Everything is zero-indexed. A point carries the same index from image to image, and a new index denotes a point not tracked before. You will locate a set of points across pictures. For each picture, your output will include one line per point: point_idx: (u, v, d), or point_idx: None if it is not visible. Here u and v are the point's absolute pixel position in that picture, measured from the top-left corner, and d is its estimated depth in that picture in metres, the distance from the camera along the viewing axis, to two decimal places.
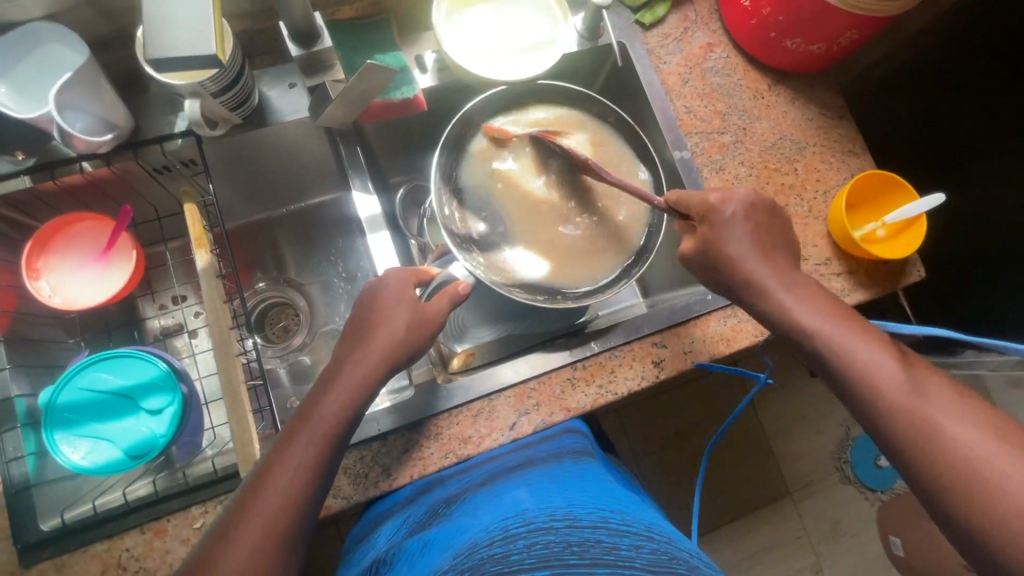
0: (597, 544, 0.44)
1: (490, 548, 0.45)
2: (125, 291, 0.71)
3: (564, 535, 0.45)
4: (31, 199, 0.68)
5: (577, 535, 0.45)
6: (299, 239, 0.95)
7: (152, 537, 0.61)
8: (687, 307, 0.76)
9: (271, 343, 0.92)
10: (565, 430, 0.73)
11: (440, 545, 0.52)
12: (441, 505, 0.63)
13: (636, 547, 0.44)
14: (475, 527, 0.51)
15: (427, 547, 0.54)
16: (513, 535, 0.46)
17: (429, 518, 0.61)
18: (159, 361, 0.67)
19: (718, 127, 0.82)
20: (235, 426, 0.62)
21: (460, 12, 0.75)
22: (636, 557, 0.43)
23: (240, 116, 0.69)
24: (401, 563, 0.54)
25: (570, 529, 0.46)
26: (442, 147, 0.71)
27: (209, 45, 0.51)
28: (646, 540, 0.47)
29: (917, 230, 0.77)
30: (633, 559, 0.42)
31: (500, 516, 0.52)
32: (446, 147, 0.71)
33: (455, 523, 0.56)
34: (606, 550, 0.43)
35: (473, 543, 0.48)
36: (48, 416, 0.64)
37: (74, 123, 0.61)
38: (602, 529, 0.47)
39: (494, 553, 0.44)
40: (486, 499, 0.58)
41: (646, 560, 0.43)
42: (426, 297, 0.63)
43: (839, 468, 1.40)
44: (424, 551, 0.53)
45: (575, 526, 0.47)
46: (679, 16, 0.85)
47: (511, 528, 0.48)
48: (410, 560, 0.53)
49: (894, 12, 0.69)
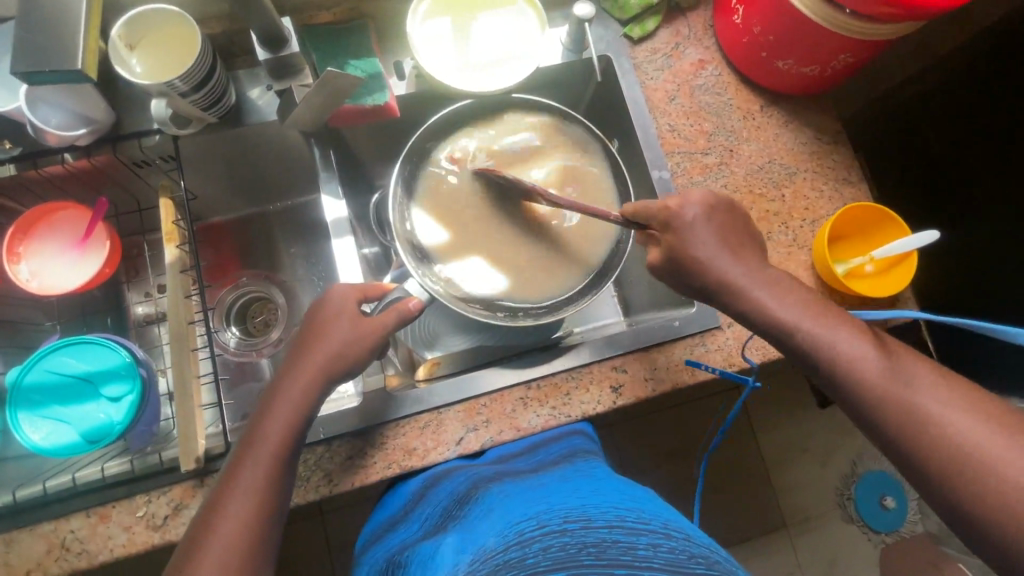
0: (614, 546, 0.42)
1: (504, 555, 0.43)
2: (98, 279, 0.73)
3: (580, 537, 0.43)
4: (16, 186, 0.71)
5: (594, 536, 0.43)
6: (286, 232, 0.93)
7: (96, 521, 0.63)
8: (652, 332, 0.73)
9: (250, 336, 0.90)
10: (572, 433, 0.70)
11: (451, 549, 0.50)
12: (455, 505, 0.59)
13: (654, 546, 0.42)
14: (488, 530, 0.49)
15: (439, 548, 0.52)
16: (527, 539, 0.45)
17: (443, 520, 0.58)
18: (122, 350, 0.69)
19: (702, 147, 0.79)
20: (184, 420, 0.64)
21: (437, 21, 0.76)
22: (654, 557, 0.41)
23: (215, 116, 0.70)
24: (413, 564, 0.53)
25: (586, 531, 0.44)
26: (403, 157, 0.73)
27: (74, 60, 0.54)
28: (663, 538, 0.44)
29: (907, 267, 0.73)
30: (651, 559, 0.40)
31: (511, 519, 0.49)
32: (406, 158, 0.72)
33: (467, 524, 0.53)
34: (624, 550, 0.41)
35: (488, 549, 0.46)
36: (14, 396, 0.67)
37: (47, 118, 0.66)
38: (618, 528, 0.44)
39: (510, 558, 0.42)
40: (499, 496, 0.55)
41: (664, 560, 0.40)
42: (375, 312, 0.63)
43: (841, 505, 1.31)
44: (438, 549, 0.52)
45: (591, 526, 0.44)
46: (672, 31, 0.82)
47: (525, 532, 0.46)
48: (422, 560, 0.52)
49: (891, 35, 0.66)
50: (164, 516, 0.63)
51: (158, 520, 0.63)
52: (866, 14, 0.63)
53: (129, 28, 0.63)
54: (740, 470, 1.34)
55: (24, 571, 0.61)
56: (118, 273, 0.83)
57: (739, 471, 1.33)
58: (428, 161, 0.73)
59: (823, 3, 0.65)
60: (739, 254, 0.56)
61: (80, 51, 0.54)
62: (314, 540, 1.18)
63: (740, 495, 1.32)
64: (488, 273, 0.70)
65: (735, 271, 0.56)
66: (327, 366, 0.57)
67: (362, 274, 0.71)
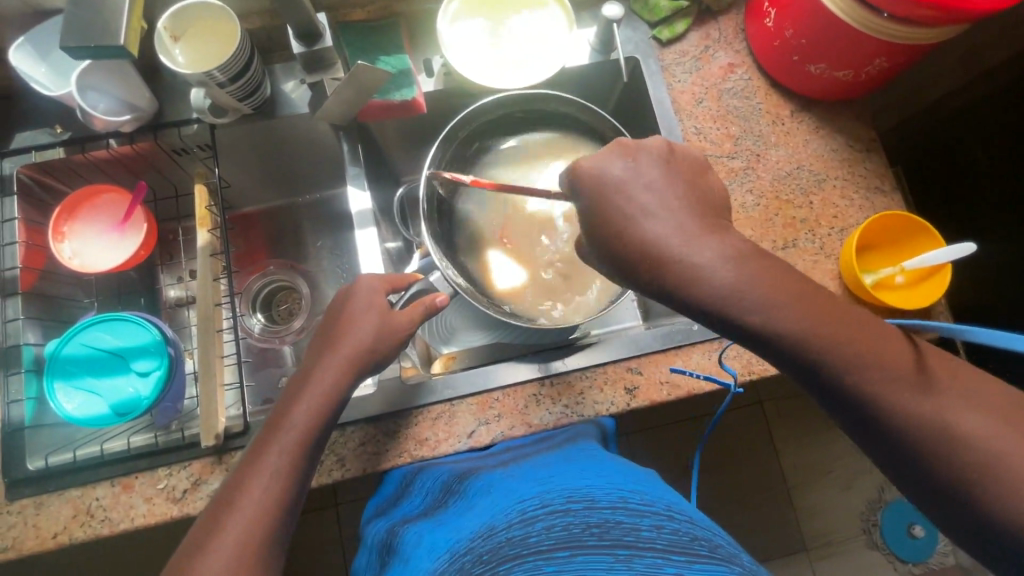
0: (617, 526, 0.42)
1: (506, 532, 0.44)
2: (135, 260, 0.76)
3: (583, 517, 0.43)
4: (65, 168, 0.76)
5: (597, 516, 0.43)
6: (315, 224, 0.95)
7: (120, 491, 0.65)
8: (669, 335, 0.72)
9: (275, 323, 0.93)
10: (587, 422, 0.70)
11: (452, 525, 0.51)
12: (453, 480, 0.61)
13: (658, 528, 0.43)
14: (489, 508, 0.49)
15: (441, 523, 0.52)
16: (530, 517, 0.45)
17: (442, 495, 0.59)
18: (152, 328, 0.72)
19: (728, 151, 0.78)
20: (205, 399, 0.66)
21: (466, 19, 0.77)
22: (657, 538, 0.41)
23: (249, 107, 0.73)
24: (411, 537, 0.53)
25: (589, 511, 0.44)
26: (442, 136, 0.72)
27: (116, 38, 0.57)
28: (666, 520, 0.44)
29: (940, 279, 0.70)
30: (653, 541, 0.41)
31: (514, 498, 0.49)
32: (445, 138, 0.72)
33: (466, 501, 0.54)
34: (627, 531, 0.42)
35: (489, 527, 0.46)
36: (50, 366, 0.70)
37: (95, 104, 0.70)
38: (622, 509, 0.45)
39: (513, 536, 0.43)
40: (503, 476, 0.56)
41: (667, 542, 0.41)
42: (397, 306, 0.67)
43: (867, 531, 1.26)
44: (440, 524, 0.52)
45: (594, 507, 0.45)
46: (701, 34, 0.82)
47: (527, 510, 0.46)
48: (421, 535, 0.52)
49: (930, 40, 0.64)
50: (183, 490, 0.66)
51: (177, 493, 0.65)
52: (906, 18, 0.61)
53: (174, 21, 0.66)
54: (761, 488, 1.29)
55: (51, 534, 0.64)
56: (154, 257, 0.86)
57: (758, 488, 1.29)
58: (466, 141, 0.75)
59: (859, 7, 0.64)
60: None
61: (122, 30, 0.57)
62: (328, 530, 1.20)
63: (759, 513, 1.28)
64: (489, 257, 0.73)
65: None
66: (343, 350, 0.58)
67: (381, 263, 0.73)
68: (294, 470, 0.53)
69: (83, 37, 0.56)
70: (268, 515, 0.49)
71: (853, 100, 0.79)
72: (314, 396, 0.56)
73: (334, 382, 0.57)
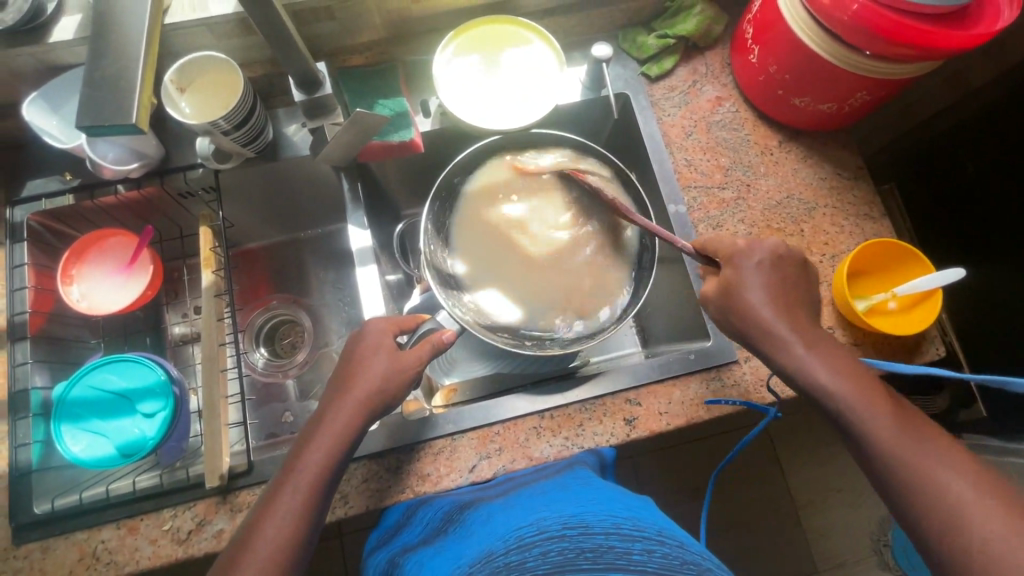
0: (611, 550, 0.42)
1: (505, 557, 0.44)
2: (141, 300, 0.78)
3: (577, 542, 0.43)
4: (74, 214, 0.78)
5: (591, 541, 0.44)
6: (320, 258, 0.97)
7: (125, 533, 0.66)
8: (666, 365, 0.73)
9: (278, 358, 0.94)
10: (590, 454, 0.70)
11: (450, 554, 0.51)
12: (455, 509, 0.61)
13: (649, 552, 0.43)
14: (490, 534, 0.49)
15: (441, 552, 0.52)
16: (527, 542, 0.45)
17: (442, 524, 0.59)
18: (158, 368, 0.73)
19: (719, 182, 0.80)
20: (209, 438, 0.67)
21: (460, 60, 0.79)
22: (649, 561, 0.41)
23: (253, 151, 0.76)
24: (412, 565, 0.53)
25: (583, 536, 0.44)
26: (432, 195, 0.76)
27: (129, 115, 0.51)
28: (658, 544, 0.45)
29: (931, 305, 0.71)
30: (644, 563, 0.41)
31: (512, 525, 0.50)
32: (436, 195, 0.76)
33: (466, 529, 0.55)
34: (619, 554, 0.41)
35: (488, 552, 0.46)
36: (59, 409, 0.71)
37: (105, 154, 0.73)
38: (615, 534, 0.45)
39: (511, 560, 0.43)
40: (501, 506, 0.56)
41: (658, 564, 0.41)
42: (408, 344, 0.68)
43: (876, 552, 1.24)
44: (440, 551, 0.52)
45: (589, 532, 0.45)
46: (689, 69, 0.85)
47: (524, 537, 0.46)
48: (422, 564, 0.52)
49: (908, 74, 0.66)
50: (187, 531, 0.66)
51: (182, 534, 0.66)
52: (885, 55, 0.64)
53: (180, 73, 0.68)
54: (768, 509, 1.28)
55: None
56: (159, 295, 0.88)
57: (765, 509, 1.28)
58: (456, 196, 0.76)
59: (837, 46, 0.66)
60: (751, 294, 0.57)
61: (135, 106, 0.51)
62: (332, 565, 1.18)
63: (768, 536, 1.27)
64: (495, 301, 0.72)
65: (748, 304, 0.56)
66: (348, 387, 0.59)
67: (381, 298, 0.74)
68: (300, 510, 0.53)
69: (98, 116, 0.51)
70: (276, 556, 0.50)
71: (838, 129, 0.82)
72: (319, 435, 0.56)
73: (342, 421, 0.57)
